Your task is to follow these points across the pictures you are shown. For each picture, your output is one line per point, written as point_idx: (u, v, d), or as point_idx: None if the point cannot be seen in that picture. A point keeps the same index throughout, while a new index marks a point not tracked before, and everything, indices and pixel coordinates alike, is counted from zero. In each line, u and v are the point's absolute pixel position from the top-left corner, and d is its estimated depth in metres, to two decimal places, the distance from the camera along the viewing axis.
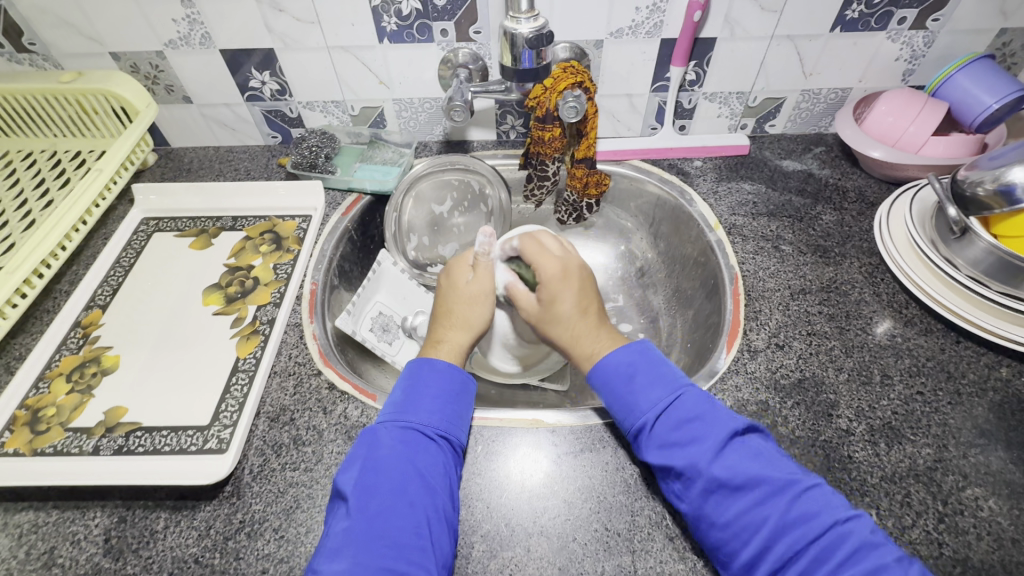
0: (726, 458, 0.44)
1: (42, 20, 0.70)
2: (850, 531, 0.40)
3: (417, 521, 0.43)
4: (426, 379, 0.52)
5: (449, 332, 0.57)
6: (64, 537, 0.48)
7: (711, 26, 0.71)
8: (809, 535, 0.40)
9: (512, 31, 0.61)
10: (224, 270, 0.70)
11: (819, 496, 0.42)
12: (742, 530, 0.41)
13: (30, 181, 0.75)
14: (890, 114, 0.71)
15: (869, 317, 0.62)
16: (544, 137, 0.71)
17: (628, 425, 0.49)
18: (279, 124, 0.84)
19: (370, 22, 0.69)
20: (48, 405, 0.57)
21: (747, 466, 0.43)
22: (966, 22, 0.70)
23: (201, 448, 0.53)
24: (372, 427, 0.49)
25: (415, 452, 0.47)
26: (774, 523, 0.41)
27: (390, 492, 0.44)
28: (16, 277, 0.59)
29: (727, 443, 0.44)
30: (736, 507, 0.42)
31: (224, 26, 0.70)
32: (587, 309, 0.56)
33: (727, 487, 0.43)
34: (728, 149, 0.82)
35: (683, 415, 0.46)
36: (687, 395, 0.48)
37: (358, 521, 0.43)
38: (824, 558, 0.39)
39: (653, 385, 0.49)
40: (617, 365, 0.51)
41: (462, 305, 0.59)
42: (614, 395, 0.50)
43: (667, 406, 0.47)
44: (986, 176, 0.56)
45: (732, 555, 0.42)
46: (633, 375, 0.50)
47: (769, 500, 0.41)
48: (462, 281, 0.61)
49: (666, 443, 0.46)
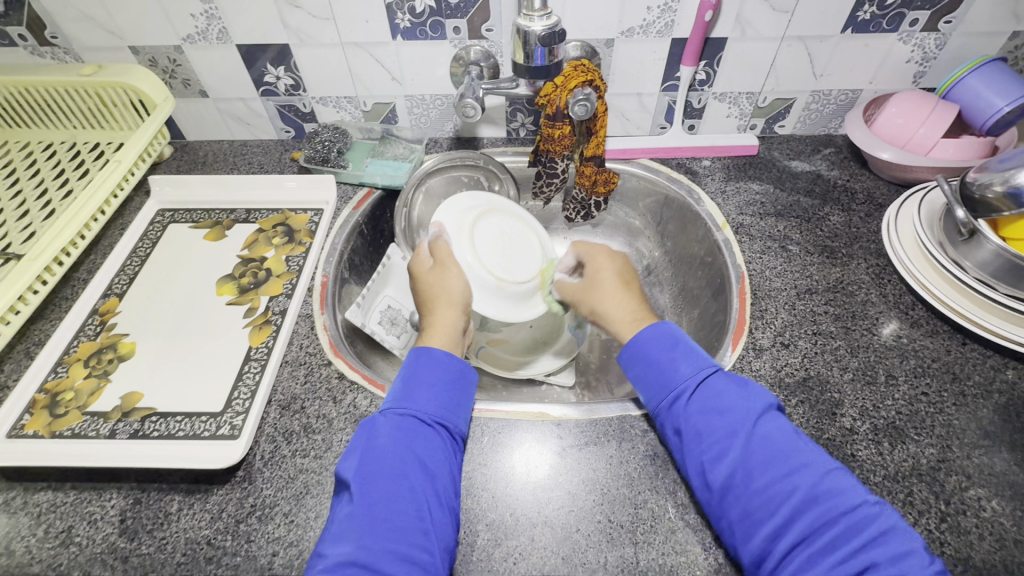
0: (762, 427, 0.45)
1: (64, 13, 0.71)
2: (878, 513, 0.40)
3: (417, 504, 0.44)
4: (423, 369, 0.53)
5: (437, 317, 0.59)
6: (81, 517, 0.50)
7: (722, 26, 0.71)
8: (838, 508, 0.40)
9: (524, 28, 0.62)
10: (238, 261, 0.72)
11: (844, 478, 0.43)
12: (768, 503, 0.42)
13: (50, 171, 0.77)
14: (900, 116, 0.71)
15: (874, 318, 0.62)
16: (554, 135, 0.72)
17: (662, 394, 0.50)
18: (292, 119, 0.85)
19: (384, 19, 0.70)
20: (67, 390, 0.58)
21: (779, 440, 0.45)
22: (978, 25, 0.70)
23: (214, 433, 0.54)
24: (371, 418, 0.50)
25: (414, 439, 0.48)
26: (804, 494, 0.41)
27: (390, 478, 0.45)
28: (37, 265, 0.61)
29: (761, 417, 0.46)
30: (765, 479, 0.43)
31: (241, 22, 0.71)
32: (625, 284, 0.62)
33: (759, 457, 0.44)
34: (736, 149, 0.82)
35: (718, 388, 0.48)
36: (722, 372, 0.50)
37: (360, 506, 0.44)
38: (852, 534, 0.39)
39: (693, 356, 0.51)
40: (659, 334, 0.53)
41: (439, 285, 0.61)
42: (653, 363, 0.52)
43: (705, 376, 0.49)
44: (995, 178, 0.56)
45: (754, 529, 0.42)
46: (676, 342, 0.52)
47: (798, 473, 0.43)
48: (424, 270, 0.63)
49: (703, 408, 0.48)
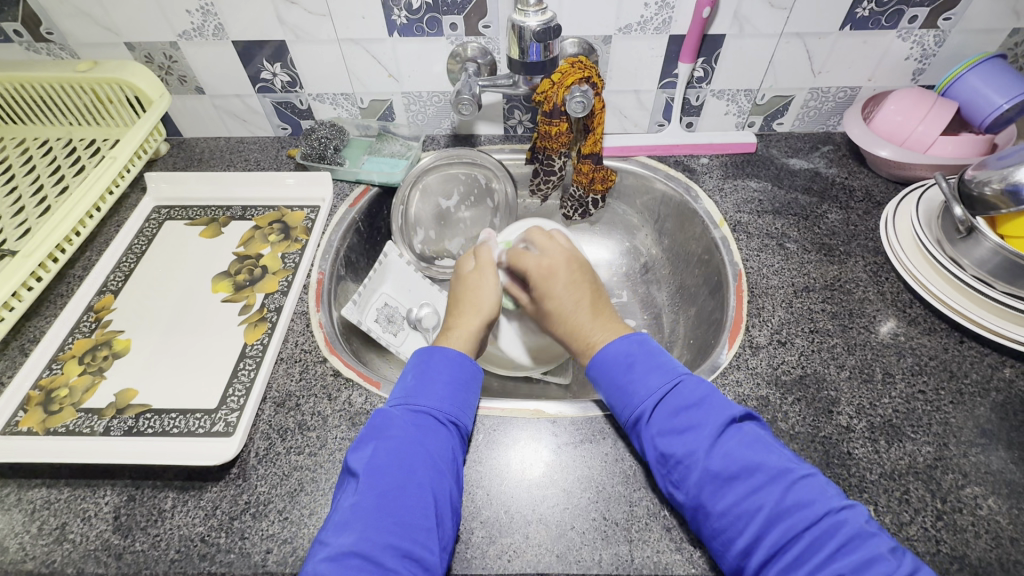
0: (724, 443, 0.45)
1: (59, 10, 0.71)
2: (844, 519, 0.40)
3: (426, 501, 0.44)
4: (438, 365, 0.53)
5: (460, 320, 0.59)
6: (75, 514, 0.49)
7: (720, 23, 0.71)
8: (804, 522, 0.40)
9: (520, 24, 0.62)
10: (234, 258, 0.71)
11: (813, 484, 0.42)
12: (738, 519, 0.42)
13: (46, 168, 0.77)
14: (898, 113, 0.71)
15: (872, 315, 0.62)
16: (551, 132, 0.72)
17: (626, 417, 0.50)
18: (289, 116, 0.85)
19: (381, 15, 0.70)
20: (61, 386, 0.58)
21: (744, 454, 0.44)
22: (978, 22, 0.69)
23: (208, 430, 0.54)
24: (384, 409, 0.50)
25: (427, 435, 0.48)
26: (769, 511, 0.41)
27: (400, 472, 0.45)
28: (31, 262, 0.61)
29: (720, 432, 0.45)
30: (730, 497, 0.43)
31: (237, 18, 0.71)
32: (580, 300, 0.58)
33: (723, 475, 0.43)
34: (734, 147, 0.82)
35: (679, 403, 0.48)
36: (682, 386, 0.49)
37: (369, 497, 0.44)
38: (819, 545, 0.39)
39: (652, 372, 0.50)
40: (614, 355, 0.52)
41: (474, 293, 0.61)
42: (612, 387, 0.51)
43: (664, 395, 0.48)
44: (993, 175, 0.56)
45: (727, 544, 0.42)
46: (631, 363, 0.51)
47: (763, 488, 0.42)
48: (466, 271, 0.64)
49: (662, 432, 0.47)
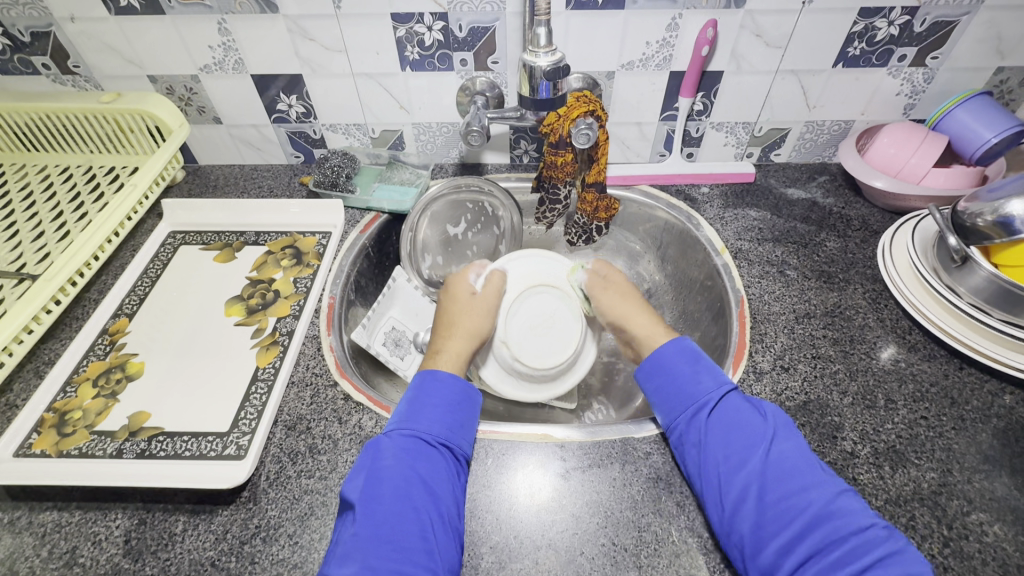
0: (778, 445, 0.48)
1: (88, 45, 0.74)
2: (888, 533, 0.43)
3: (422, 525, 0.45)
4: (427, 390, 0.54)
5: (449, 342, 0.62)
6: (86, 537, 0.50)
7: (718, 60, 0.74)
8: (848, 528, 0.43)
9: (531, 64, 0.64)
10: (247, 282, 0.73)
11: (855, 499, 0.45)
12: (783, 515, 0.45)
13: (66, 194, 0.79)
14: (891, 146, 0.74)
15: (873, 342, 0.64)
16: (557, 162, 0.74)
17: (684, 404, 0.53)
18: (302, 145, 0.87)
19: (394, 51, 0.73)
20: (75, 409, 0.59)
21: (799, 457, 0.48)
22: (963, 61, 0.73)
23: (220, 453, 0.55)
24: (376, 438, 0.51)
25: (419, 460, 0.49)
26: (817, 510, 0.44)
27: (394, 499, 0.46)
28: (52, 285, 0.62)
29: (778, 435, 0.49)
30: (782, 493, 0.46)
31: (257, 53, 0.74)
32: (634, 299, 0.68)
33: (778, 472, 0.47)
34: (734, 176, 0.85)
35: (736, 405, 0.52)
36: (738, 393, 0.53)
37: (366, 527, 0.44)
38: (864, 550, 0.42)
39: (711, 374, 0.54)
40: (681, 348, 0.57)
41: (466, 317, 0.64)
42: (678, 375, 0.55)
43: (725, 393, 0.53)
44: (985, 208, 0.58)
45: (766, 543, 0.44)
46: (699, 358, 0.56)
47: (814, 491, 0.45)
48: (461, 294, 0.66)
49: (722, 423, 0.50)
